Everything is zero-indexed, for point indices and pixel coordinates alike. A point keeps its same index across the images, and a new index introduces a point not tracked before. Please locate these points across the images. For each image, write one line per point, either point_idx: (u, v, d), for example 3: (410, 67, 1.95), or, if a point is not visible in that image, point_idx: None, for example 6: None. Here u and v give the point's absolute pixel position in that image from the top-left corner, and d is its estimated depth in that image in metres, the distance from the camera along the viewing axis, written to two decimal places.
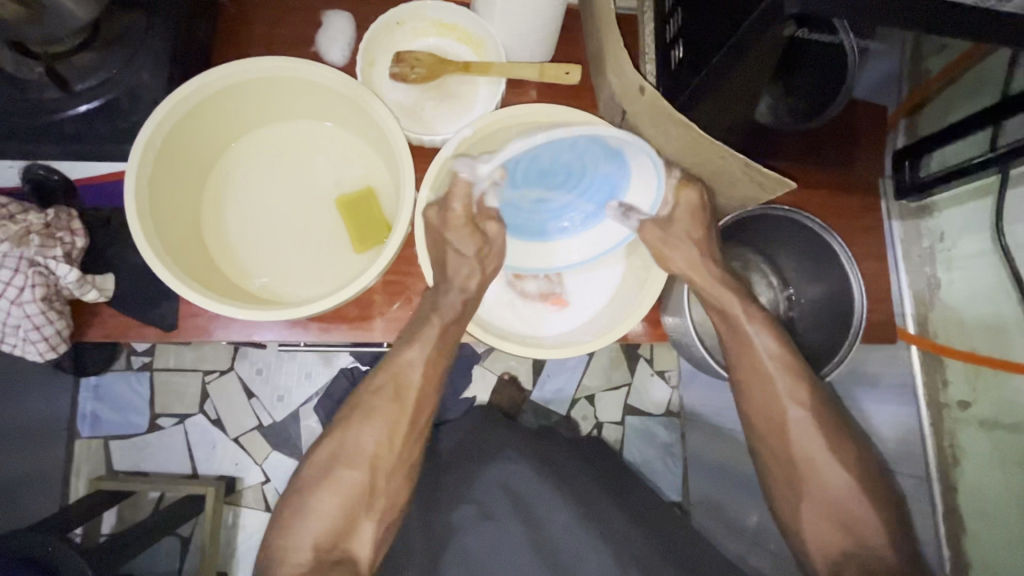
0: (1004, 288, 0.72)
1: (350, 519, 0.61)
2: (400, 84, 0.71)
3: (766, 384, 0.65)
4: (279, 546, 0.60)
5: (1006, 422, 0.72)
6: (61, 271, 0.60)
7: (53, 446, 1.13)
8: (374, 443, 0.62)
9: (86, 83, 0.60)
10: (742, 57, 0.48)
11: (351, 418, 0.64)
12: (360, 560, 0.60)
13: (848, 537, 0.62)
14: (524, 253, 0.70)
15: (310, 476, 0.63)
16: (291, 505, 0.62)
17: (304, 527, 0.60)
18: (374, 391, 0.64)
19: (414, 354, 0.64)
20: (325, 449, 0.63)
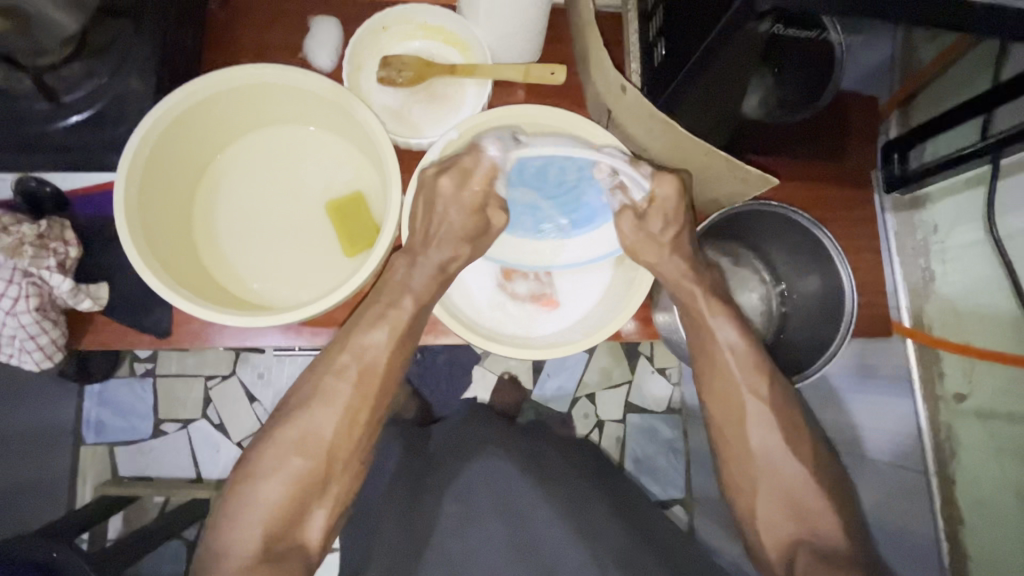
0: (997, 279, 0.72)
1: (301, 506, 0.60)
2: (388, 88, 0.71)
3: (722, 369, 0.67)
4: (221, 532, 0.59)
5: (1002, 413, 0.72)
6: (54, 281, 0.61)
7: (58, 452, 1.14)
8: (332, 430, 0.62)
9: (74, 94, 0.62)
10: (717, 54, 0.49)
11: (304, 403, 0.63)
12: (311, 544, 0.61)
13: (800, 524, 0.64)
14: (515, 247, 0.72)
15: (259, 461, 0.61)
16: (240, 493, 0.60)
17: (251, 515, 0.59)
18: (336, 375, 0.63)
19: (377, 338, 0.63)
20: (276, 437, 0.62)
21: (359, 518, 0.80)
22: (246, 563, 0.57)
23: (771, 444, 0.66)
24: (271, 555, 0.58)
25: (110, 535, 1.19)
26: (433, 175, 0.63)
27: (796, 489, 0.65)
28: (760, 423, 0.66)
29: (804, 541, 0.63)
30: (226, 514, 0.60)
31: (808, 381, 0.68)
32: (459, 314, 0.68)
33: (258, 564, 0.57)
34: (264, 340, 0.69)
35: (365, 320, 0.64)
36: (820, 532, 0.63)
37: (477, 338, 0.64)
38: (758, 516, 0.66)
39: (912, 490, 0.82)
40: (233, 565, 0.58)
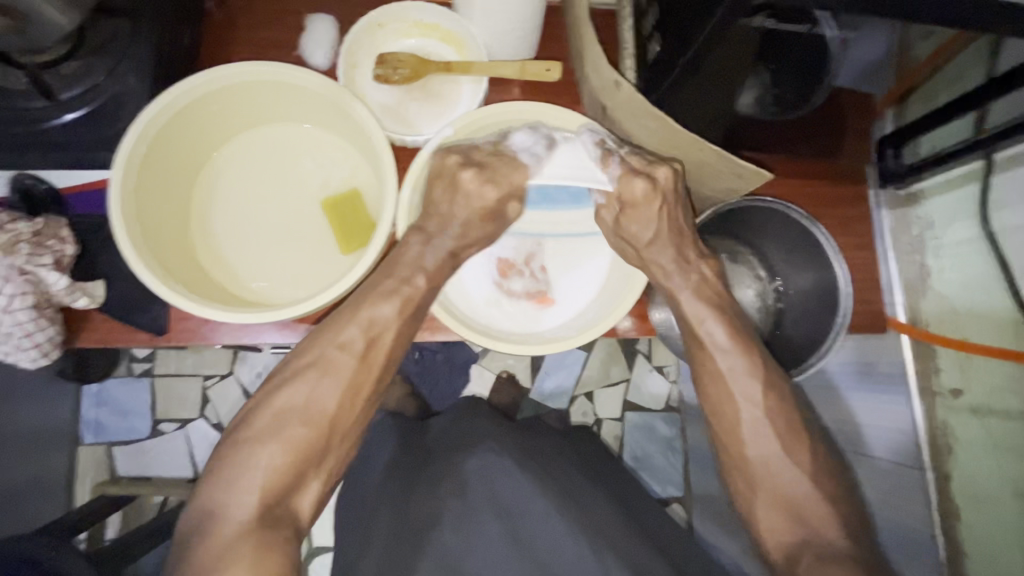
0: (992, 274, 0.72)
1: (299, 476, 0.59)
2: (384, 86, 0.72)
3: (712, 372, 0.66)
4: (211, 500, 0.57)
5: (997, 408, 0.72)
6: (51, 279, 0.61)
7: (56, 453, 1.14)
8: (335, 401, 0.61)
9: (70, 92, 0.62)
10: (712, 50, 0.49)
11: (307, 372, 0.61)
12: (302, 515, 0.59)
13: (800, 527, 0.61)
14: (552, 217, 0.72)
15: (256, 426, 0.59)
16: (234, 460, 0.58)
17: (245, 479, 0.57)
18: (342, 345, 0.62)
19: (387, 312, 0.63)
20: (276, 402, 0.60)
21: (356, 516, 0.80)
22: (237, 529, 0.54)
23: (766, 453, 0.63)
24: (263, 522, 0.55)
25: (107, 535, 1.19)
26: (463, 161, 0.64)
27: (794, 494, 0.62)
28: (755, 430, 0.64)
29: (808, 543, 0.59)
30: (217, 479, 0.58)
31: (812, 373, 0.69)
32: (455, 311, 0.68)
33: (250, 530, 0.55)
34: (262, 337, 0.69)
35: (378, 291, 0.63)
36: (823, 534, 0.59)
37: (476, 335, 0.64)
38: (760, 520, 0.62)
39: (908, 485, 0.82)
40: (222, 529, 0.55)
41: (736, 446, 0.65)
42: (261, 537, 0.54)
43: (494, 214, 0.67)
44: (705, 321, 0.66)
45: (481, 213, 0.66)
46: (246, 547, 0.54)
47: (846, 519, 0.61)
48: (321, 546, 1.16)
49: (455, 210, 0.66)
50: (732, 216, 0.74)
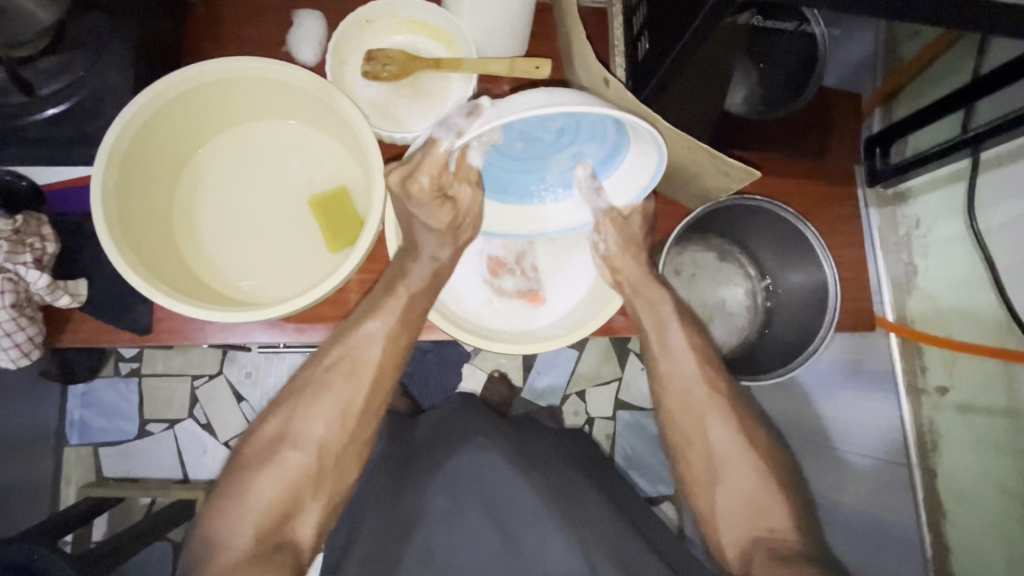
0: (978, 274, 0.73)
1: (295, 502, 0.60)
2: (373, 83, 0.71)
3: (678, 366, 0.68)
4: (214, 533, 0.59)
5: (981, 406, 0.73)
6: (31, 277, 0.60)
7: (40, 453, 1.12)
8: (325, 425, 0.62)
9: (51, 87, 0.60)
10: (697, 48, 0.49)
11: (299, 400, 0.62)
12: (302, 541, 0.59)
13: (756, 522, 0.64)
14: (505, 217, 0.69)
15: (252, 459, 0.61)
16: (233, 489, 0.60)
17: (245, 513, 0.59)
18: (329, 366, 0.63)
19: (375, 328, 0.63)
20: (268, 432, 0.62)
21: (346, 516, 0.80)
22: (237, 561, 0.56)
23: (726, 443, 0.66)
24: (262, 553, 0.57)
25: (94, 538, 1.17)
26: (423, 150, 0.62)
27: (766, 487, 0.66)
28: (719, 421, 0.67)
29: (759, 540, 0.63)
30: (219, 513, 0.59)
31: (796, 373, 0.67)
32: (447, 312, 0.67)
33: (250, 559, 0.56)
34: (248, 336, 0.69)
35: (368, 307, 0.64)
36: (775, 528, 0.64)
37: (465, 333, 0.65)
38: (716, 520, 0.65)
39: (895, 482, 0.83)
40: (224, 560, 0.57)
41: (700, 438, 0.67)
42: (261, 564, 0.56)
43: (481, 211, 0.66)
44: (671, 319, 0.68)
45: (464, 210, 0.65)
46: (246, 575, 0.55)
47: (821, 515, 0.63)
48: None
49: None
50: (724, 216, 0.73)
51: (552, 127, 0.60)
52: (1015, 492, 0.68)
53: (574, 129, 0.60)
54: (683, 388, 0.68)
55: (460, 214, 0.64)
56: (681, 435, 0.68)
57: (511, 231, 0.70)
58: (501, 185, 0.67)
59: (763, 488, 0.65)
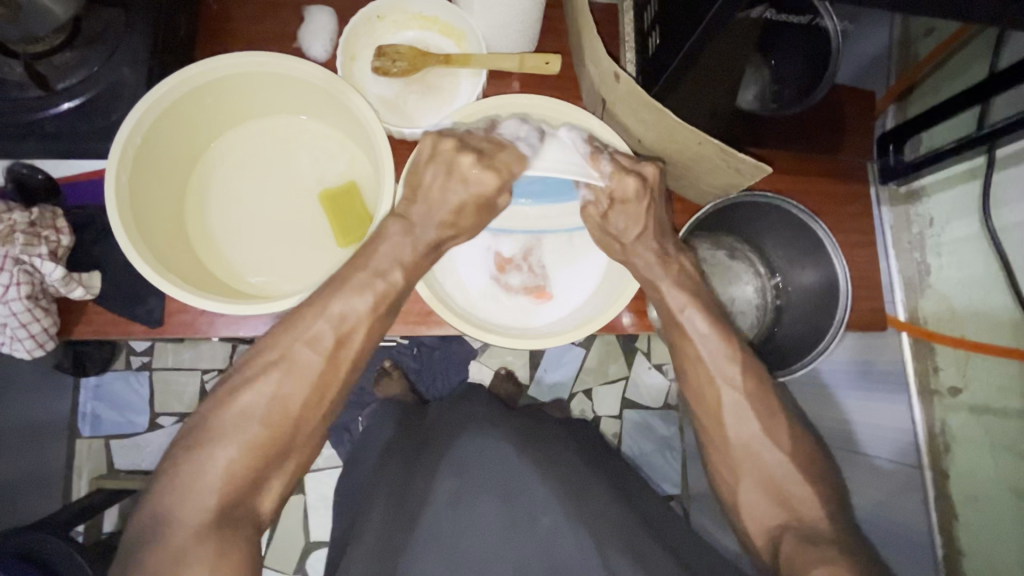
0: (993, 272, 0.72)
1: (259, 478, 0.58)
2: (383, 79, 0.71)
3: (697, 360, 0.67)
4: (166, 504, 0.55)
5: (996, 408, 0.72)
6: (46, 269, 0.61)
7: (53, 445, 1.14)
8: (299, 402, 0.60)
9: (66, 83, 0.61)
10: (709, 44, 0.49)
11: (269, 371, 0.60)
12: (264, 513, 0.59)
13: (785, 512, 0.63)
14: (521, 217, 0.71)
15: (213, 428, 0.58)
16: (189, 463, 0.57)
17: (201, 483, 0.56)
18: (308, 342, 0.60)
19: (360, 305, 0.61)
20: (233, 405, 0.59)
21: (353, 510, 0.80)
22: (193, 533, 0.54)
23: (747, 437, 0.65)
24: (223, 527, 0.55)
25: (105, 529, 1.19)
26: (439, 143, 0.63)
27: (779, 480, 0.64)
28: (738, 417, 0.66)
29: (788, 527, 0.62)
30: (172, 480, 0.56)
31: (796, 375, 0.69)
32: (451, 303, 0.67)
33: (209, 532, 0.54)
34: (259, 330, 0.69)
35: (350, 286, 0.61)
36: (805, 517, 0.62)
37: (466, 324, 0.65)
38: (744, 508, 0.65)
39: (907, 484, 0.82)
40: (177, 533, 0.54)
41: (718, 432, 0.67)
42: (221, 539, 0.54)
43: (491, 204, 0.66)
44: (686, 308, 0.66)
45: (472, 203, 0.65)
46: (203, 548, 0.53)
47: (828, 514, 0.63)
48: (318, 540, 1.16)
49: (439, 190, 0.64)
50: (732, 213, 0.73)
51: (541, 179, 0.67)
52: None
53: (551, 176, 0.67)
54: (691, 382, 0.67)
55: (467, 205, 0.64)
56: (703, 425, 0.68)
57: (512, 232, 0.72)
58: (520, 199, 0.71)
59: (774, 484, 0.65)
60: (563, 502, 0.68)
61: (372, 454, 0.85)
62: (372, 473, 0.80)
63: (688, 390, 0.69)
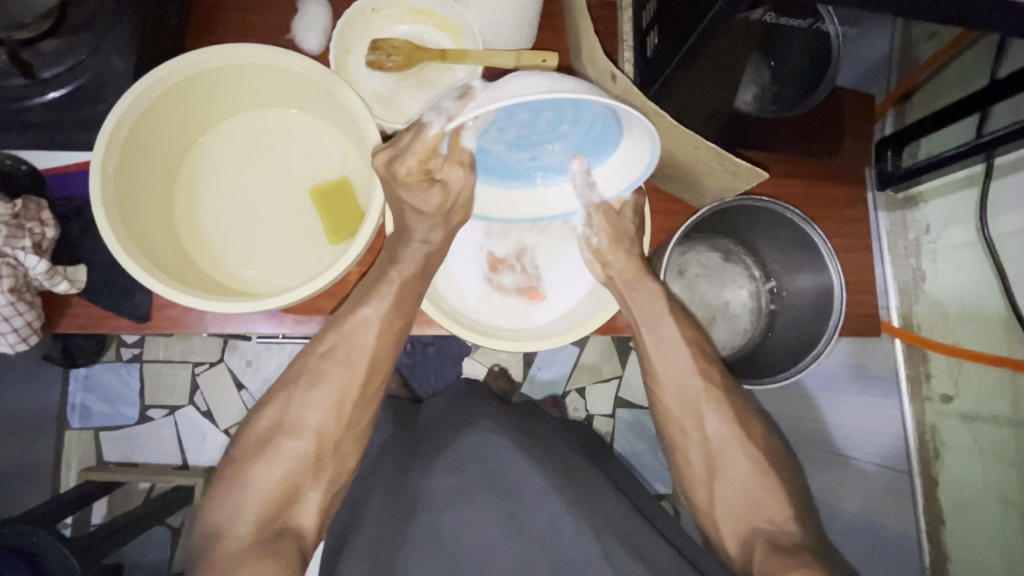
0: (988, 279, 0.72)
1: (295, 489, 0.61)
2: (377, 73, 0.70)
3: (672, 368, 0.67)
4: (216, 524, 0.60)
5: (986, 415, 0.73)
6: (29, 262, 0.59)
7: (41, 437, 1.13)
8: (324, 412, 0.63)
9: (53, 70, 0.59)
10: (708, 45, 0.48)
11: (297, 385, 0.63)
12: (306, 526, 0.61)
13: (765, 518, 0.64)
14: (483, 198, 0.66)
15: (251, 447, 0.62)
16: (233, 480, 0.61)
17: (245, 499, 0.60)
18: (324, 354, 0.63)
19: (369, 313, 0.63)
20: (265, 420, 0.63)
21: (344, 506, 0.80)
22: (239, 549, 0.57)
23: (723, 435, 0.67)
24: (265, 542, 0.58)
25: (93, 521, 1.18)
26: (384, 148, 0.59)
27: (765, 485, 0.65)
28: (717, 417, 0.66)
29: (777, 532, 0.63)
30: (221, 502, 0.60)
31: (796, 378, 0.66)
32: (442, 305, 0.67)
33: (255, 544, 0.58)
34: (248, 326, 0.68)
35: (359, 292, 0.64)
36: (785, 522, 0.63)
37: (468, 332, 0.64)
38: (718, 513, 0.66)
39: (895, 489, 0.82)
40: (225, 549, 0.58)
41: (700, 433, 0.67)
42: (263, 549, 0.57)
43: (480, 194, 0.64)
44: (663, 316, 0.67)
45: None
46: (245, 561, 0.56)
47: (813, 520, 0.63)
48: None
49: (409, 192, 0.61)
50: (728, 216, 0.72)
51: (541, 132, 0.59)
52: (1017, 501, 0.68)
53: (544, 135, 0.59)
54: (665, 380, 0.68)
55: (451, 197, 0.61)
56: (681, 425, 0.68)
57: (504, 232, 0.71)
58: (514, 177, 0.65)
59: (760, 489, 0.66)
60: (562, 493, 0.68)
61: None
62: (362, 471, 0.80)
63: (664, 396, 0.68)
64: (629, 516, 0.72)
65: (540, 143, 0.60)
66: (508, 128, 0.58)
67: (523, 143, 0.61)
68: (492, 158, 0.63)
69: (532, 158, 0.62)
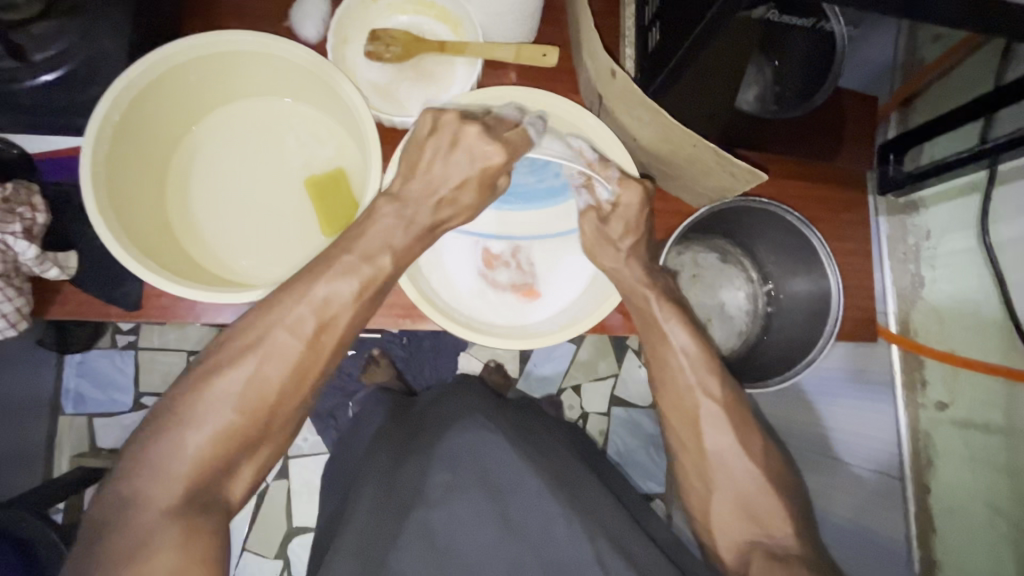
0: (986, 288, 0.71)
1: (230, 461, 0.54)
2: (376, 63, 0.69)
3: (671, 371, 0.66)
4: (129, 489, 0.52)
5: (980, 423, 0.73)
6: (19, 248, 0.58)
7: (35, 421, 1.12)
8: (277, 386, 0.56)
9: (44, 53, 0.58)
10: (709, 43, 0.47)
11: (250, 352, 0.55)
12: (234, 499, 0.55)
13: (755, 526, 0.63)
14: (509, 221, 0.71)
15: (186, 408, 0.54)
16: (156, 445, 0.53)
17: (170, 466, 0.52)
18: (291, 326, 0.56)
19: (345, 290, 0.58)
20: (206, 386, 0.55)
21: (336, 500, 0.80)
22: (157, 519, 0.50)
23: (720, 444, 0.65)
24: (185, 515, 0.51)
25: (85, 507, 1.18)
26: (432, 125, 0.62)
27: (757, 488, 0.64)
28: (711, 423, 0.65)
29: (767, 535, 0.63)
30: (140, 464, 0.52)
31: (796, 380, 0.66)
32: (435, 300, 0.66)
33: (175, 516, 0.51)
34: (241, 317, 0.68)
35: (336, 268, 0.58)
36: (776, 526, 0.63)
37: (459, 328, 0.64)
38: (708, 518, 0.66)
39: (888, 494, 0.82)
40: (142, 517, 0.50)
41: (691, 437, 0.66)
42: (189, 520, 0.51)
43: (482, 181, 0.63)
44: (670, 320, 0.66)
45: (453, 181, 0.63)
46: (169, 531, 0.50)
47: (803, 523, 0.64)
48: (300, 526, 1.16)
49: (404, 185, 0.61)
50: (727, 217, 0.71)
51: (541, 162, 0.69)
52: (1010, 513, 0.68)
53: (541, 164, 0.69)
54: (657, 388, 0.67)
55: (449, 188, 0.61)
56: (673, 429, 0.67)
57: (501, 229, 0.71)
58: (556, 194, 0.70)
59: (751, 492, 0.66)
60: (554, 492, 0.68)
61: (357, 444, 0.84)
62: (354, 465, 0.79)
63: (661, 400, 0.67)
64: (621, 514, 0.71)
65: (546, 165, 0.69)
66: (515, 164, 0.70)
67: (539, 168, 0.70)
68: (528, 190, 0.70)
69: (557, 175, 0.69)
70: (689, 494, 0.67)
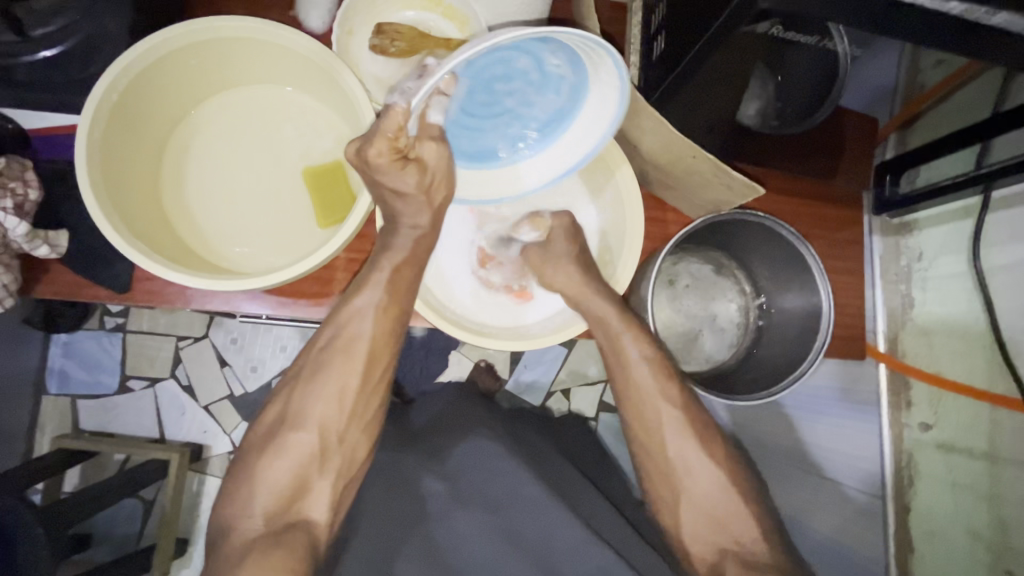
0: (974, 313, 0.72)
1: (303, 481, 0.62)
2: (380, 57, 0.68)
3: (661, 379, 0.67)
4: (227, 516, 0.61)
5: (961, 447, 0.74)
6: (9, 224, 0.57)
7: (18, 401, 1.11)
8: (323, 408, 0.63)
9: (44, 28, 0.57)
10: (711, 56, 0.47)
11: (299, 379, 0.64)
12: (316, 520, 0.62)
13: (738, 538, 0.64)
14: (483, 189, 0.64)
15: (260, 440, 0.63)
16: (242, 475, 0.62)
17: (258, 492, 0.61)
18: (322, 346, 0.64)
19: (365, 301, 0.62)
20: (271, 414, 0.64)
21: None
22: (249, 540, 0.59)
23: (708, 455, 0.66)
24: (272, 533, 0.59)
25: (65, 489, 1.17)
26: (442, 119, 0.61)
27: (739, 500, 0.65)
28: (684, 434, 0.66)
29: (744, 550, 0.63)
30: (232, 495, 0.62)
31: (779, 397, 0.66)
32: (428, 298, 0.66)
33: (263, 534, 0.59)
34: (232, 305, 0.67)
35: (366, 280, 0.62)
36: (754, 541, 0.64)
37: (453, 326, 0.63)
38: (691, 530, 0.66)
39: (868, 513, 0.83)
40: (239, 538, 0.59)
41: (676, 447, 0.67)
42: (274, 539, 0.58)
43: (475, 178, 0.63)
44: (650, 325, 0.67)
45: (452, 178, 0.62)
46: (254, 551, 0.57)
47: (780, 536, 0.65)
48: None
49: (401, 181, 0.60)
50: (726, 230, 0.71)
51: (535, 76, 0.57)
52: (986, 536, 0.69)
53: (539, 75, 0.57)
54: (639, 396, 0.67)
55: (428, 178, 0.58)
56: (662, 438, 0.67)
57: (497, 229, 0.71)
58: (581, 98, 0.58)
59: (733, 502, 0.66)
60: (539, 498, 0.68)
61: None
62: None
63: (649, 411, 0.67)
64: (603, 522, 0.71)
65: (544, 78, 0.57)
66: (526, 94, 0.58)
67: (551, 81, 0.58)
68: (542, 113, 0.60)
69: (572, 74, 0.57)
70: (674, 503, 0.67)
